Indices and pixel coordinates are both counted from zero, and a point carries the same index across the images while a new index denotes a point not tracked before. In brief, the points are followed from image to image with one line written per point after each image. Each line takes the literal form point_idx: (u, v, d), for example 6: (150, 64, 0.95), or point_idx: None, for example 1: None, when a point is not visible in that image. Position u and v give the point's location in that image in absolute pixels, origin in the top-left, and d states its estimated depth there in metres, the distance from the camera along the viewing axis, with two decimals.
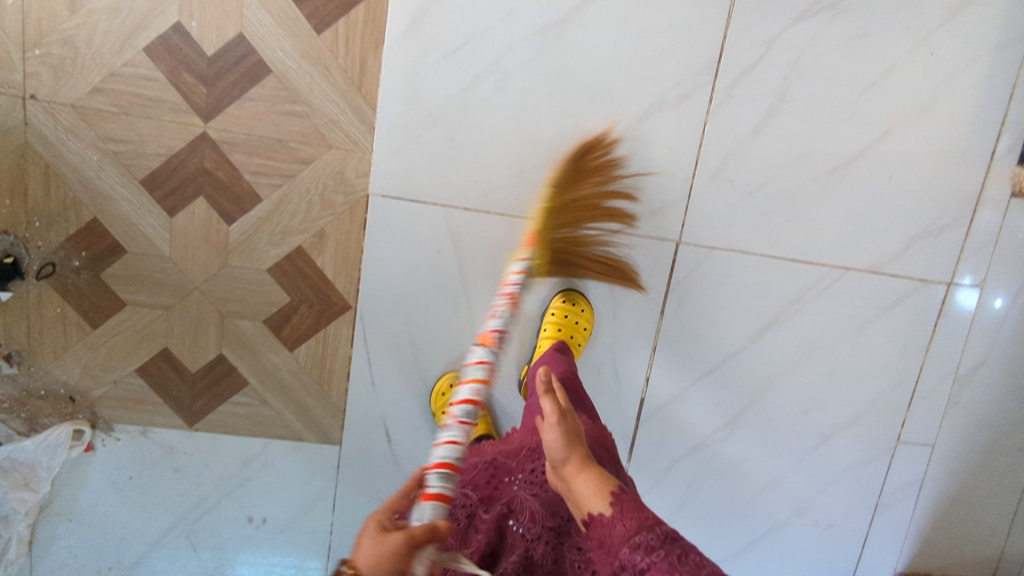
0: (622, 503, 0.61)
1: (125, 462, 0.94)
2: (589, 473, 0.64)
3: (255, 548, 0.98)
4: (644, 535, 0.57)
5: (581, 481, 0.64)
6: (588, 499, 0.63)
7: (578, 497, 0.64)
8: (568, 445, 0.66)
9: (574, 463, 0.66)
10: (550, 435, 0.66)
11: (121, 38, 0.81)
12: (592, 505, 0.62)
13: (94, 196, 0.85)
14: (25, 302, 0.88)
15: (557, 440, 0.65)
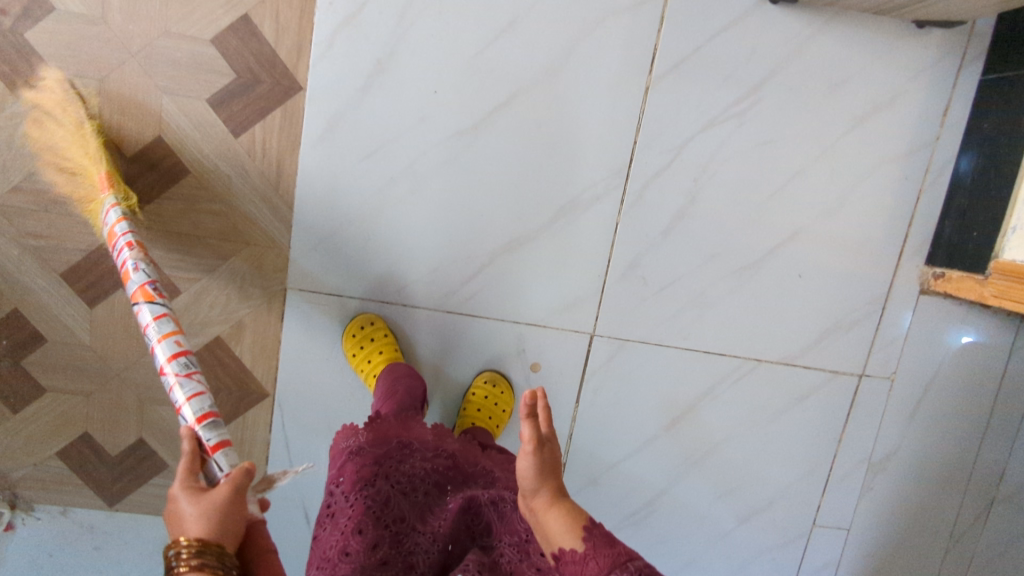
0: (593, 541, 0.57)
1: (45, 541, 0.96)
2: (560, 508, 0.60)
3: None
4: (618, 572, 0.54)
5: (555, 514, 0.60)
6: (557, 535, 0.59)
7: (548, 533, 0.59)
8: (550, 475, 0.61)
9: (549, 495, 0.61)
10: (524, 464, 0.61)
11: (41, 141, 0.84)
12: (563, 539, 0.58)
13: (15, 288, 0.88)
14: None
15: (530, 471, 0.61)
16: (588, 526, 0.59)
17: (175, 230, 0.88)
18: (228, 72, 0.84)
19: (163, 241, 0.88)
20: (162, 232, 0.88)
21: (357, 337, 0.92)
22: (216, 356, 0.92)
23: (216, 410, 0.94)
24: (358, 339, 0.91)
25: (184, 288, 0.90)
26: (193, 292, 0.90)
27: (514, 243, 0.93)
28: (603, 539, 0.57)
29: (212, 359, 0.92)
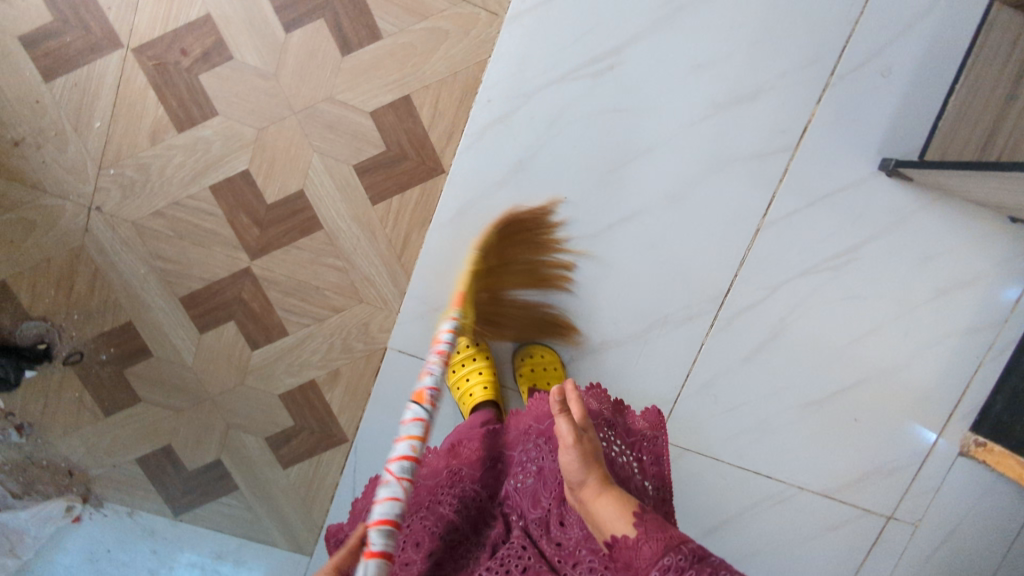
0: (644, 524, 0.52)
1: (106, 538, 0.99)
2: (609, 494, 0.56)
3: None
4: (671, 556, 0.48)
5: (607, 497, 0.56)
6: (607, 522, 0.54)
7: (598, 521, 0.55)
8: (592, 462, 0.57)
9: (594, 481, 0.57)
10: (566, 455, 0.57)
11: (191, 174, 0.88)
12: (617, 523, 0.53)
13: (134, 303, 0.92)
14: (48, 379, 0.94)
15: (575, 460, 0.57)
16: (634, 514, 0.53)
17: (296, 277, 0.92)
18: (378, 143, 0.89)
19: (282, 285, 0.92)
20: (284, 276, 0.92)
21: (461, 355, 0.95)
22: (307, 397, 0.96)
23: (295, 446, 0.98)
24: (461, 359, 0.95)
25: (292, 330, 0.94)
26: (299, 336, 0.94)
27: (604, 343, 0.98)
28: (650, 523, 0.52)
29: (303, 398, 0.96)
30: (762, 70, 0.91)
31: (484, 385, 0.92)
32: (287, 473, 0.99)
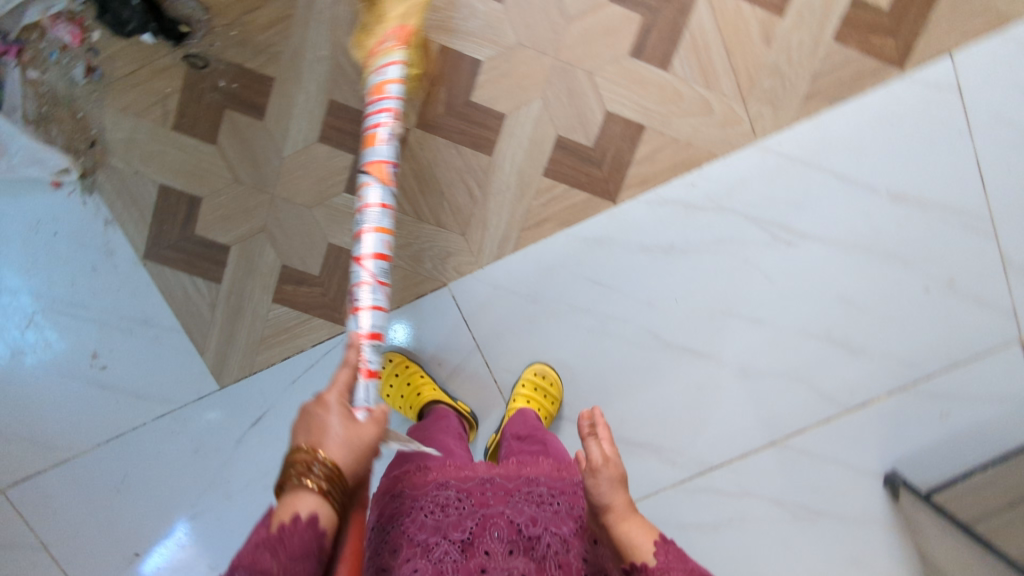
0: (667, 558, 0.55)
1: (65, 220, 0.90)
2: (634, 518, 0.58)
3: (69, 377, 0.95)
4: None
5: (634, 525, 0.58)
6: (632, 548, 0.56)
7: (620, 543, 0.57)
8: (618, 487, 0.59)
9: (619, 507, 0.59)
10: (595, 483, 0.59)
11: (436, 24, 0.87)
12: (641, 554, 0.56)
13: (291, 69, 0.87)
14: (156, 56, 0.86)
15: (606, 492, 0.59)
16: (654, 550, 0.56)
17: (433, 172, 0.91)
18: (590, 138, 0.90)
19: (417, 168, 0.90)
20: (425, 163, 0.90)
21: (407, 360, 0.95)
22: (348, 266, 0.93)
23: (300, 293, 0.94)
24: (392, 379, 0.94)
25: None
26: (393, 215, 0.92)
27: None
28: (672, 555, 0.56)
29: (343, 264, 0.93)
30: (874, 340, 1.00)
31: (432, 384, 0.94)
32: (271, 307, 0.94)
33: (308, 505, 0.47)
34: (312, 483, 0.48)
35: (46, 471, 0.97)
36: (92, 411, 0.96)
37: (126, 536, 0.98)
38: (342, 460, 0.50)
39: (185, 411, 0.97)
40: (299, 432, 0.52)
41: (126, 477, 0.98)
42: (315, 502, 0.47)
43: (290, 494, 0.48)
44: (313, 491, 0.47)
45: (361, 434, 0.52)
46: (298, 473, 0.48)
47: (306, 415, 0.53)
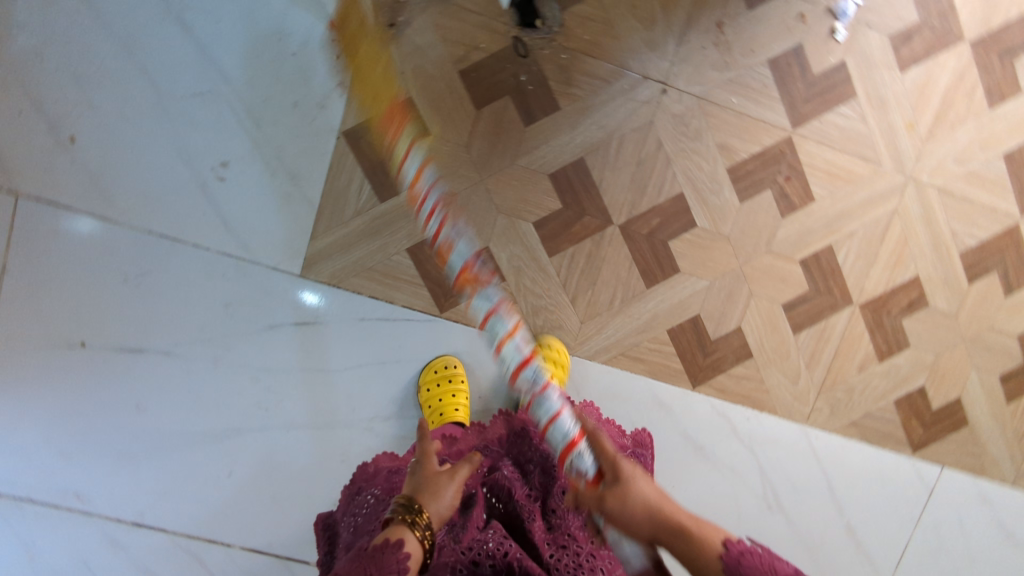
0: (754, 559, 0.60)
1: (311, 54, 0.92)
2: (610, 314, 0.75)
3: (190, 160, 0.93)
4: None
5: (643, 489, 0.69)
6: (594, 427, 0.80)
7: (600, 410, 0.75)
8: (645, 511, 0.68)
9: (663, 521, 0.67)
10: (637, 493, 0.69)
11: (692, 175, 1.00)
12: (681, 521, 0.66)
13: (575, 113, 0.96)
14: (495, 15, 0.93)
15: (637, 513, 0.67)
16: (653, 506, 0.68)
17: (601, 264, 1.01)
18: (716, 333, 1.05)
19: (593, 252, 1.00)
20: (601, 253, 1.00)
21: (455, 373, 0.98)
22: None
23: (432, 261, 0.97)
24: (436, 375, 0.97)
25: (550, 260, 1.00)
26: (546, 268, 1.00)
27: None
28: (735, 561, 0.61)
29: None
30: None
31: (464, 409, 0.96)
32: (400, 251, 0.97)
33: (404, 538, 0.60)
34: (408, 525, 0.62)
35: (90, 216, 0.93)
36: (180, 199, 0.93)
37: (95, 323, 0.95)
38: (429, 506, 0.64)
39: (250, 266, 0.95)
40: (412, 488, 0.66)
41: (148, 277, 0.94)
42: (410, 534, 0.61)
43: (393, 526, 0.62)
44: (411, 530, 0.61)
45: (439, 488, 0.66)
46: (399, 517, 0.62)
47: (426, 479, 0.66)
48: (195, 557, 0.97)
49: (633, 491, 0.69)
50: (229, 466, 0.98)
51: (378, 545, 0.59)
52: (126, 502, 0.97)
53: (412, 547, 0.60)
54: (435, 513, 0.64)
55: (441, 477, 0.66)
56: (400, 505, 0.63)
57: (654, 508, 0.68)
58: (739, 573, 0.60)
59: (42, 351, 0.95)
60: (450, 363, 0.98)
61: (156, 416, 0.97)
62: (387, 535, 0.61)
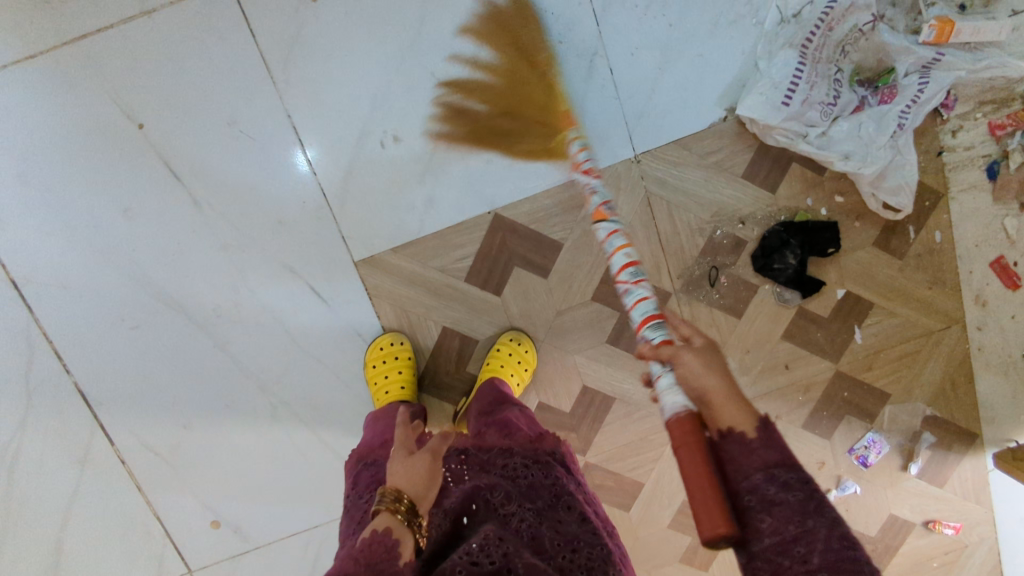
0: (767, 433, 0.53)
1: (534, 144, 0.92)
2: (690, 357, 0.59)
3: (377, 106, 0.90)
4: (783, 472, 0.51)
5: (728, 419, 0.54)
6: (699, 374, 0.57)
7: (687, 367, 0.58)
8: (714, 369, 0.58)
9: (715, 394, 0.56)
10: (698, 364, 0.58)
11: (661, 483, 1.06)
12: (735, 424, 0.53)
13: (640, 369, 1.02)
14: (669, 261, 0.98)
15: (706, 371, 0.57)
16: (754, 436, 0.53)
17: None
18: None
19: None
20: None
21: (380, 350, 0.95)
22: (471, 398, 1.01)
23: (449, 352, 0.99)
24: (379, 353, 0.94)
25: None
26: None
27: None
28: (767, 427, 0.53)
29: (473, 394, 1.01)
30: None
31: (399, 376, 0.93)
32: (436, 323, 0.98)
33: (395, 529, 0.58)
34: (394, 513, 0.59)
35: (261, 57, 0.88)
36: (336, 121, 0.90)
37: (167, 123, 0.88)
38: (414, 493, 0.61)
39: (327, 216, 0.93)
40: (394, 480, 0.62)
41: (248, 141, 0.90)
42: (394, 522, 0.58)
43: (383, 516, 0.59)
44: (401, 524, 0.59)
45: (416, 475, 0.62)
46: (386, 506, 0.60)
47: (399, 465, 0.63)
48: (32, 355, 0.94)
49: (686, 357, 0.59)
50: (138, 322, 0.95)
51: (367, 537, 0.57)
52: (28, 262, 0.91)
53: (401, 534, 0.58)
54: (421, 499, 0.61)
55: (413, 462, 0.63)
56: (388, 495, 0.60)
57: (730, 393, 0.56)
58: (748, 466, 0.52)
59: (103, 97, 0.87)
60: (397, 341, 0.95)
61: (131, 234, 0.92)
62: (376, 525, 0.58)
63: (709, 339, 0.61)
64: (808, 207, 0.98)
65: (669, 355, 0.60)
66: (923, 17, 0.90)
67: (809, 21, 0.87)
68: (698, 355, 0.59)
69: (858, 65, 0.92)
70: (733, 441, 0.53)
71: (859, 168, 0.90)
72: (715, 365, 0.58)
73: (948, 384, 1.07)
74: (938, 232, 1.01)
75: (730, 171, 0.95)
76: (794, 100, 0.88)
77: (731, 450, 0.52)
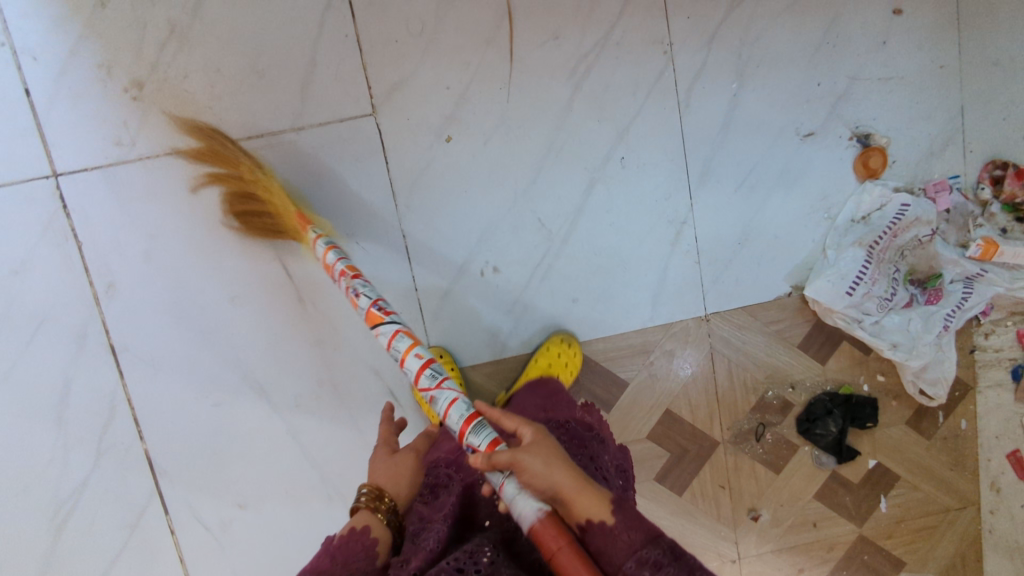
0: (638, 523, 0.50)
1: (618, 292, 1.01)
2: (541, 450, 0.54)
3: (483, 239, 0.97)
4: (649, 551, 0.48)
5: (589, 512, 0.51)
6: (547, 475, 0.53)
7: (534, 463, 0.53)
8: (560, 464, 0.53)
9: (566, 488, 0.52)
10: (541, 464, 0.53)
11: None
12: (597, 514, 0.50)
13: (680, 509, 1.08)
14: (721, 414, 1.06)
15: (552, 468, 0.53)
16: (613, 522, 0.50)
17: None
18: None
19: None
20: None
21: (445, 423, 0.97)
22: None
23: None
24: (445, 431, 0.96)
25: None
26: None
27: None
28: (625, 510, 0.51)
29: None
30: None
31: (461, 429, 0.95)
32: None
33: (373, 528, 0.60)
34: (374, 511, 0.61)
35: (389, 183, 0.95)
36: (444, 246, 0.97)
37: (289, 226, 0.95)
38: (393, 492, 0.63)
39: (418, 329, 0.99)
40: (378, 478, 0.64)
41: (361, 252, 0.96)
42: (375, 521, 0.60)
43: (362, 515, 0.61)
44: (378, 520, 0.61)
45: (400, 473, 0.65)
46: (364, 504, 0.61)
47: (384, 462, 0.67)
48: (112, 417, 0.98)
49: (524, 454, 0.54)
50: (220, 400, 0.99)
51: (345, 535, 0.58)
52: (131, 331, 0.96)
53: (381, 533, 0.60)
54: (400, 496, 0.63)
55: (397, 461, 0.66)
56: (368, 493, 0.62)
57: (582, 486, 0.52)
58: (619, 556, 0.49)
59: (235, 194, 0.93)
60: (437, 353, 0.97)
61: (233, 319, 0.97)
62: (354, 523, 0.60)
63: (542, 431, 0.57)
64: (853, 382, 1.07)
65: (507, 457, 0.54)
66: (971, 236, 1.02)
67: (878, 227, 0.98)
68: (541, 453, 0.54)
69: (913, 266, 1.03)
70: (594, 534, 0.50)
71: (904, 358, 1.00)
72: (555, 458, 0.54)
73: (960, 561, 1.13)
74: (964, 420, 1.10)
75: (788, 339, 1.05)
76: (858, 291, 0.98)
77: (591, 540, 0.50)
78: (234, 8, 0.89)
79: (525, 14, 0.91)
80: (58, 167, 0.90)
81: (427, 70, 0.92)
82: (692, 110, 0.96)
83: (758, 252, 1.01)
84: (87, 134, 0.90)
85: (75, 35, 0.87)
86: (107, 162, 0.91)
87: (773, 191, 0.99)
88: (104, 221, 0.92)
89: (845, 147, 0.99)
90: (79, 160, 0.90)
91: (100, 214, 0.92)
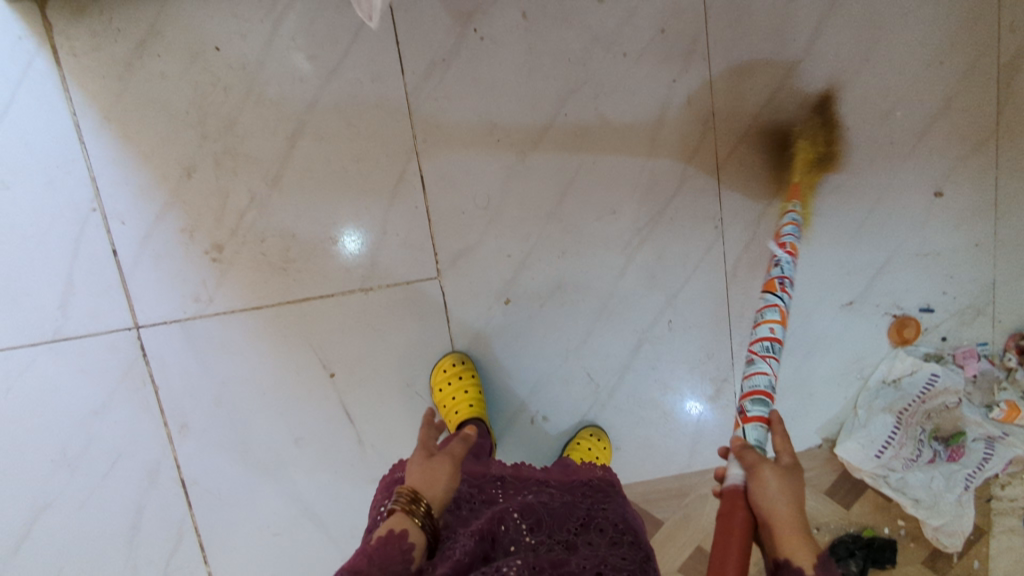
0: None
1: (658, 441, 1.07)
2: (771, 471, 0.59)
3: (534, 391, 1.03)
4: None
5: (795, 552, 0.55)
6: (769, 493, 0.58)
7: (762, 487, 0.58)
8: (788, 495, 0.58)
9: (781, 517, 0.57)
10: (773, 485, 0.58)
11: None
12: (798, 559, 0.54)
13: None
14: (748, 548, 1.11)
15: (780, 496, 0.58)
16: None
17: None
18: None
19: None
20: None
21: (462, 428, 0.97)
22: None
23: None
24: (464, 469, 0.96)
25: None
26: None
27: None
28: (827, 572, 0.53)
29: None
30: None
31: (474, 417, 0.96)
32: None
33: (411, 533, 0.61)
34: (410, 514, 0.62)
35: (449, 339, 1.00)
36: (498, 397, 1.03)
37: (353, 377, 1.00)
38: (429, 495, 0.65)
39: None
40: (415, 479, 0.66)
41: (419, 400, 1.02)
42: (411, 524, 0.62)
43: (398, 517, 0.62)
44: (414, 524, 0.62)
45: (437, 476, 0.67)
46: (400, 506, 0.63)
47: (423, 465, 0.68)
48: (179, 545, 1.03)
49: (768, 472, 0.59)
50: (279, 530, 1.04)
51: (383, 537, 0.60)
52: (198, 468, 1.01)
53: (417, 537, 0.61)
54: (435, 497, 0.65)
55: (433, 462, 0.68)
56: (405, 495, 0.64)
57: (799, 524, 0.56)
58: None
59: (305, 346, 0.99)
60: (458, 361, 0.98)
61: (296, 457, 1.02)
62: (393, 524, 0.61)
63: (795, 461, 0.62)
64: (875, 525, 1.10)
65: (752, 464, 0.61)
66: (996, 398, 1.06)
67: (907, 393, 1.04)
68: (775, 474, 0.59)
69: (938, 425, 1.07)
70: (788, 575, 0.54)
71: (924, 515, 1.05)
72: (793, 491, 0.59)
73: None
74: (977, 560, 1.13)
75: (815, 486, 1.10)
76: (884, 454, 1.05)
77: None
78: (311, 179, 0.93)
79: (585, 191, 0.97)
80: (139, 320, 0.95)
81: (491, 240, 0.97)
82: (738, 280, 1.01)
83: (791, 407, 1.07)
84: (168, 290, 0.95)
85: (161, 202, 0.92)
86: (184, 316, 0.96)
87: (809, 353, 1.05)
88: (180, 368, 0.98)
89: (881, 317, 1.04)
90: (160, 314, 0.95)
91: (176, 362, 0.97)
